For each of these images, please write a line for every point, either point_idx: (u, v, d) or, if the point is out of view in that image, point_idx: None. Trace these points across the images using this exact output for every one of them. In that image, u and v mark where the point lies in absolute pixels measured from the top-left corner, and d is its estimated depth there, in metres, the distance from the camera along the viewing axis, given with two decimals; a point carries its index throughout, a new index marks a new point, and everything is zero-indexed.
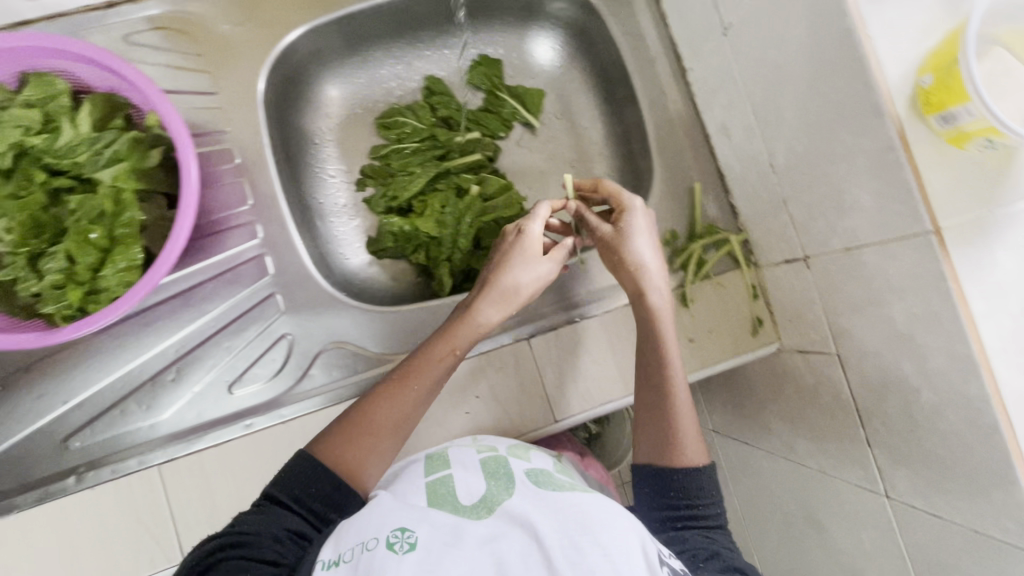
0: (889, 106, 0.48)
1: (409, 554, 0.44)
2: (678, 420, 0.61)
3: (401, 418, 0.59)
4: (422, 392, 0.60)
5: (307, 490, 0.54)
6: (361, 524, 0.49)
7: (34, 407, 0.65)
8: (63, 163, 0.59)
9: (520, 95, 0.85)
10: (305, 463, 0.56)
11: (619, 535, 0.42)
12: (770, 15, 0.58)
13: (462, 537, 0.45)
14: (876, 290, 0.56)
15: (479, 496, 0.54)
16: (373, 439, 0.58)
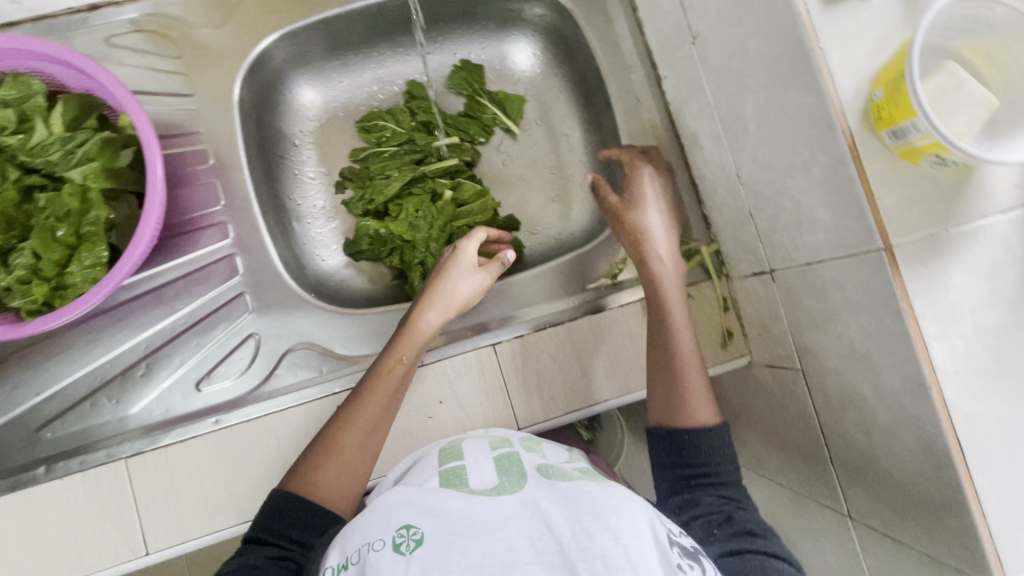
0: (840, 119, 0.47)
1: (417, 548, 0.42)
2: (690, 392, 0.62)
3: (368, 432, 0.61)
4: (384, 403, 0.62)
5: (287, 523, 0.54)
6: (362, 523, 0.47)
7: (8, 398, 0.68)
8: (34, 161, 0.60)
9: (501, 103, 0.86)
10: (282, 499, 0.55)
11: (629, 522, 0.42)
12: (732, 25, 0.57)
13: (470, 529, 0.44)
14: (835, 306, 0.55)
15: (496, 477, 0.52)
16: (342, 454, 0.59)
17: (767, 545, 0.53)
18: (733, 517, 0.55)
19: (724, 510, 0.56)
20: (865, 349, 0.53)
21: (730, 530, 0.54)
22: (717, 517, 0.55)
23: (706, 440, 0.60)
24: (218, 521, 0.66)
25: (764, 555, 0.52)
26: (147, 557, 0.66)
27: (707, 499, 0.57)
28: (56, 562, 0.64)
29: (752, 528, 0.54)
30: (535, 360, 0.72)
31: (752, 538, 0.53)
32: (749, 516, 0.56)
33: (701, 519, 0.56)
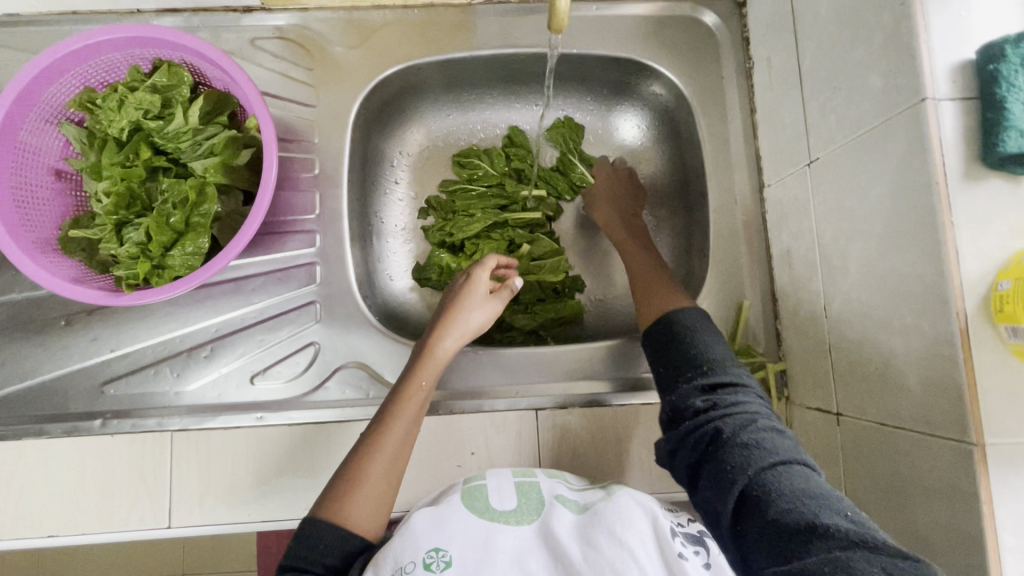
0: (956, 299, 0.46)
1: (449, 570, 0.46)
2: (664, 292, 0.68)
3: (396, 456, 0.58)
4: (408, 428, 0.61)
5: (313, 546, 0.52)
6: (393, 544, 0.49)
7: (85, 348, 0.72)
8: (169, 147, 0.66)
9: (592, 166, 0.85)
10: (312, 524, 0.53)
11: (630, 527, 0.49)
12: (857, 166, 0.56)
13: (491, 560, 0.47)
14: (904, 477, 0.53)
15: (515, 498, 0.55)
16: (371, 477, 0.56)
17: (766, 456, 0.51)
18: (721, 425, 0.54)
19: (712, 418, 0.55)
20: (928, 532, 0.50)
21: (722, 444, 0.53)
22: (705, 433, 0.55)
23: (692, 328, 0.62)
24: (238, 514, 0.68)
25: (764, 470, 0.50)
26: (168, 531, 0.68)
27: (697, 402, 0.57)
28: (89, 514, 0.68)
29: (745, 434, 0.53)
30: (574, 433, 0.73)
31: (746, 446, 0.52)
32: (741, 414, 0.55)
33: (693, 432, 0.55)
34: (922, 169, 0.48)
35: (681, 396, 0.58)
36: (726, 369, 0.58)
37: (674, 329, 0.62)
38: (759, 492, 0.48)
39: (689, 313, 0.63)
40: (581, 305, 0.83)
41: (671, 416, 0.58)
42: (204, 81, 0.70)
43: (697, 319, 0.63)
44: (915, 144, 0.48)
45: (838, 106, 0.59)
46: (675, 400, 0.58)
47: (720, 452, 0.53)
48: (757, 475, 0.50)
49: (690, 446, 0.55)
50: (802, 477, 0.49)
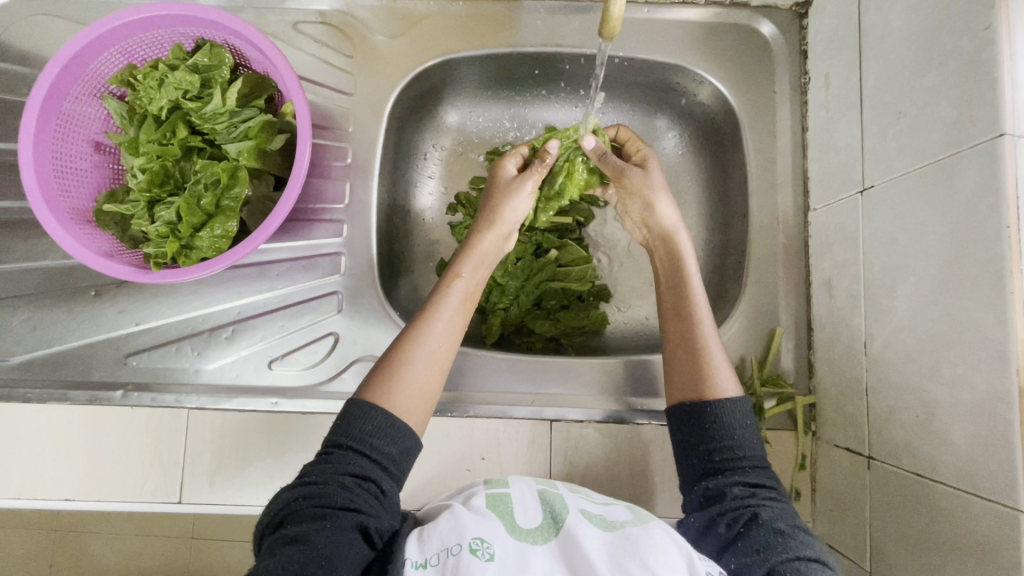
0: (1019, 355, 0.43)
1: (491, 564, 0.46)
2: (712, 362, 0.57)
3: (437, 348, 0.58)
4: (450, 315, 0.61)
5: (364, 430, 0.53)
6: (439, 526, 0.50)
7: (112, 319, 0.73)
8: (205, 128, 0.66)
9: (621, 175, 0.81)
10: (358, 409, 0.54)
11: (665, 560, 0.46)
12: (917, 199, 0.52)
13: (528, 567, 0.47)
14: (937, 534, 0.50)
15: (542, 514, 0.53)
16: (414, 370, 0.57)
17: (798, 548, 0.48)
18: (759, 514, 0.50)
19: (749, 506, 0.51)
20: None
21: (758, 532, 0.49)
22: (738, 518, 0.50)
23: (735, 417, 0.55)
24: (248, 496, 0.69)
25: (797, 562, 0.47)
26: (178, 506, 0.69)
27: (733, 489, 0.52)
28: (104, 482, 0.69)
29: (781, 527, 0.49)
30: (587, 448, 0.71)
31: (781, 539, 0.48)
32: (777, 511, 0.51)
33: (726, 516, 0.51)
34: (992, 209, 0.45)
35: (716, 483, 0.53)
36: (759, 467, 0.54)
37: (716, 417, 0.55)
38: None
39: (735, 407, 0.55)
40: (605, 315, 0.81)
41: (701, 499, 0.54)
42: (244, 62, 0.70)
43: (743, 415, 0.55)
44: (987, 183, 0.45)
45: (901, 133, 0.55)
46: (708, 486, 0.54)
47: (753, 538, 0.49)
48: (791, 565, 0.46)
49: (719, 529, 0.51)
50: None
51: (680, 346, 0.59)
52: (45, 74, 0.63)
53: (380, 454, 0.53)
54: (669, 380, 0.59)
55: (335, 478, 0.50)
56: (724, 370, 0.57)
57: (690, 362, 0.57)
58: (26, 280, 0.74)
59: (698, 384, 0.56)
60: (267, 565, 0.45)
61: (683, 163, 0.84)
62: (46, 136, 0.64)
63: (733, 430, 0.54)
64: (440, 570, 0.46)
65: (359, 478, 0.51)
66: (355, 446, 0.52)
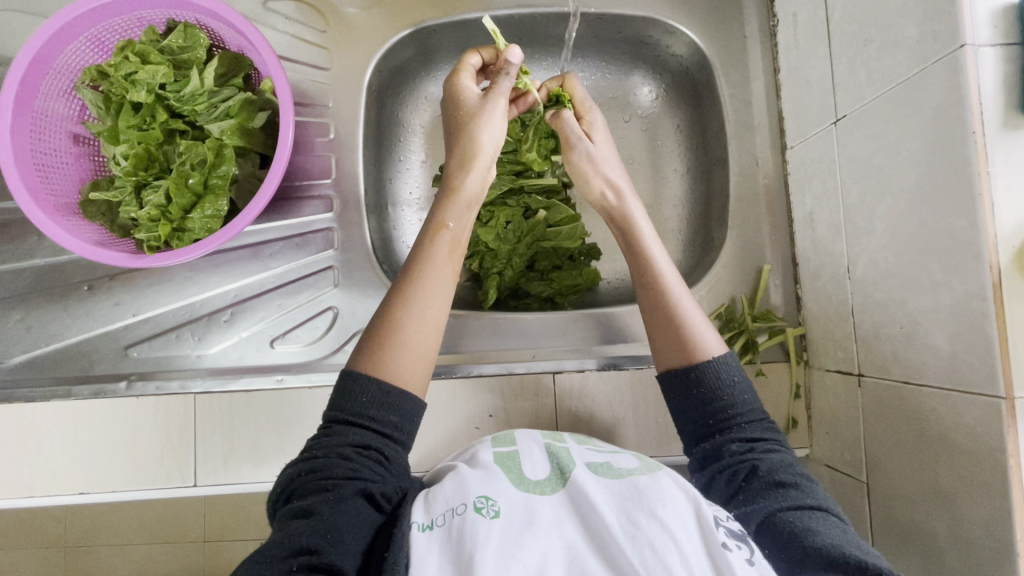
0: (990, 253, 0.45)
1: (495, 521, 0.44)
2: (687, 317, 0.57)
3: (429, 308, 0.54)
4: (440, 290, 0.55)
5: (361, 404, 0.50)
6: (445, 488, 0.49)
7: (107, 312, 0.73)
8: (185, 109, 0.66)
9: None
10: (351, 380, 0.51)
11: (671, 507, 0.44)
12: (887, 122, 0.55)
13: (535, 518, 0.46)
14: (929, 437, 0.52)
15: (549, 467, 0.53)
16: (412, 335, 0.52)
17: (799, 498, 0.48)
18: (758, 467, 0.50)
19: (748, 460, 0.51)
20: (949, 487, 0.51)
21: (758, 485, 0.50)
22: (738, 472, 0.51)
23: (728, 378, 0.54)
24: (263, 472, 0.70)
25: (798, 511, 0.47)
26: (194, 489, 0.70)
27: (731, 446, 0.52)
28: (119, 472, 0.70)
29: (780, 478, 0.50)
30: (590, 397, 0.73)
31: (781, 491, 0.49)
32: (776, 462, 0.51)
33: (725, 472, 0.51)
34: (958, 120, 0.47)
35: (713, 442, 0.53)
36: (759, 420, 0.54)
37: (700, 382, 0.54)
38: (793, 526, 0.46)
39: (721, 365, 0.55)
40: (597, 271, 0.82)
41: (700, 460, 0.54)
42: (218, 42, 0.69)
43: (733, 370, 0.55)
44: (951, 95, 0.47)
45: (869, 59, 0.57)
46: (706, 447, 0.53)
47: (753, 491, 0.50)
48: (792, 513, 0.47)
49: (721, 484, 0.51)
50: (838, 528, 0.46)
51: (658, 319, 0.57)
52: (16, 67, 0.62)
53: (380, 424, 0.50)
54: (654, 348, 0.58)
55: (335, 452, 0.49)
56: (702, 328, 0.56)
57: (666, 321, 0.57)
58: (17, 280, 0.74)
59: (684, 347, 0.56)
60: (275, 538, 0.45)
61: (661, 115, 0.85)
62: (23, 131, 0.63)
63: (725, 390, 0.54)
64: (447, 530, 0.44)
65: (360, 448, 0.49)
66: (350, 418, 0.50)
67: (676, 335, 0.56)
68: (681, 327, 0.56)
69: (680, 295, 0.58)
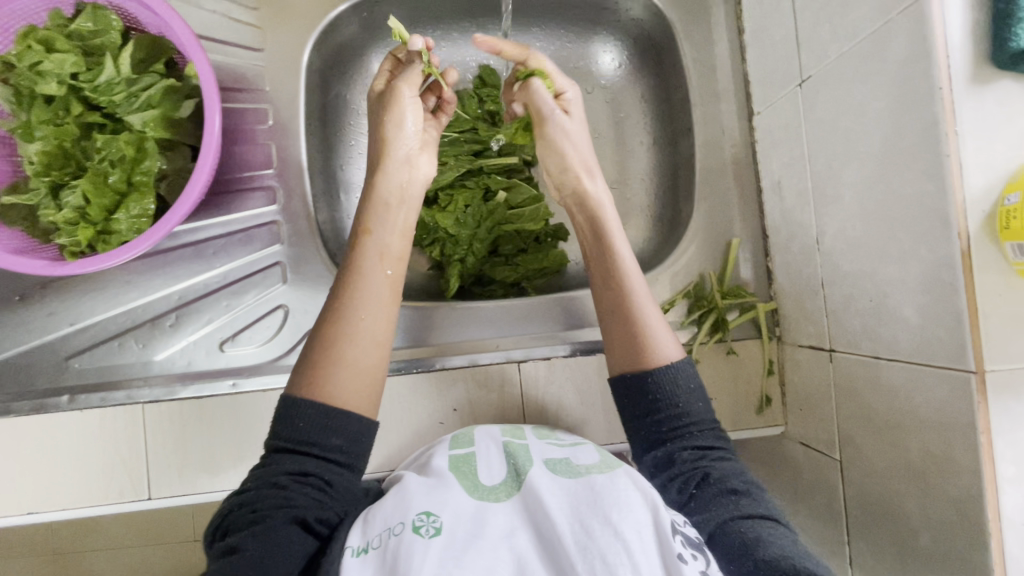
0: (959, 219, 0.42)
1: (436, 539, 0.41)
2: (645, 318, 0.54)
3: (365, 326, 0.51)
4: (376, 304, 0.52)
5: (299, 429, 0.48)
6: (384, 506, 0.46)
7: (43, 323, 0.69)
8: (101, 100, 0.61)
9: None
10: (289, 406, 0.48)
11: (626, 513, 0.42)
12: (851, 81, 0.51)
13: (484, 529, 0.43)
14: (900, 414, 0.50)
15: (506, 469, 0.51)
16: (350, 356, 0.50)
17: (751, 508, 0.46)
18: (710, 474, 0.49)
19: (699, 468, 0.49)
20: (921, 465, 0.49)
21: (710, 493, 0.48)
22: (689, 480, 0.49)
23: (685, 385, 0.52)
24: (221, 481, 0.67)
25: (749, 520, 0.45)
26: (149, 502, 0.66)
27: (683, 453, 0.50)
28: (66, 490, 0.66)
29: (733, 486, 0.48)
30: (558, 386, 0.70)
31: (733, 498, 0.47)
32: (727, 470, 0.49)
33: (677, 480, 0.49)
34: (924, 76, 0.43)
35: (663, 447, 0.51)
36: (710, 428, 0.52)
37: (657, 388, 0.52)
38: (746, 537, 0.44)
39: (677, 371, 0.52)
40: (564, 254, 0.78)
41: (650, 468, 0.52)
42: (134, 24, 0.63)
43: (690, 378, 0.52)
44: (917, 48, 0.44)
45: (832, 14, 0.53)
46: (657, 454, 0.51)
47: (705, 499, 0.48)
48: (744, 523, 0.45)
49: (672, 493, 0.49)
50: (789, 537, 0.44)
51: (615, 322, 0.55)
52: None
53: (321, 448, 0.47)
54: (610, 352, 0.55)
55: (270, 481, 0.46)
56: (660, 330, 0.54)
57: (624, 324, 0.54)
58: None
59: (638, 352, 0.53)
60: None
61: (623, 85, 0.81)
62: None
63: (680, 396, 0.51)
64: (381, 554, 0.42)
65: (296, 475, 0.47)
66: (287, 444, 0.47)
67: (633, 339, 0.54)
68: (638, 331, 0.53)
69: (639, 296, 0.55)
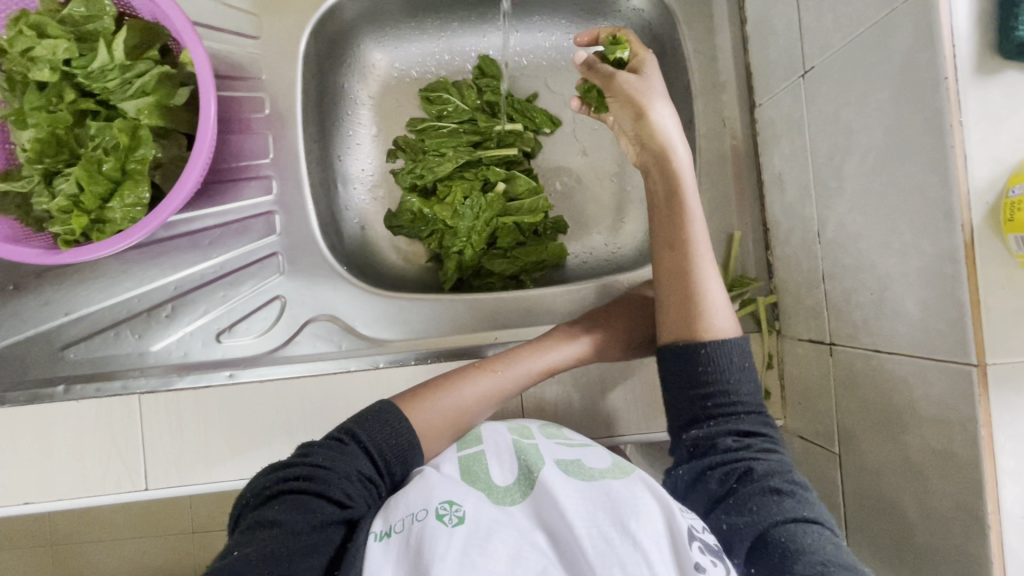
0: (962, 211, 0.42)
1: (459, 528, 0.42)
2: (707, 293, 0.56)
3: (448, 412, 0.59)
4: (459, 404, 0.59)
5: (384, 443, 0.54)
6: (407, 495, 0.47)
7: (37, 312, 0.69)
8: (94, 87, 0.60)
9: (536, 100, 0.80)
10: (389, 418, 0.56)
11: (645, 521, 0.42)
12: (854, 71, 0.50)
13: (505, 522, 0.44)
14: (899, 407, 0.50)
15: (517, 469, 0.52)
16: (423, 422, 0.57)
17: (794, 509, 0.47)
18: (753, 469, 0.50)
19: (742, 461, 0.51)
20: (920, 460, 0.49)
21: (751, 491, 0.49)
22: (731, 473, 0.50)
23: (736, 360, 0.54)
24: (217, 472, 0.66)
25: (791, 525, 0.46)
26: (145, 493, 0.66)
27: (726, 441, 0.52)
28: (61, 481, 0.65)
29: (776, 485, 0.49)
30: (557, 380, 0.70)
31: (775, 498, 0.48)
32: (771, 467, 0.51)
33: (718, 471, 0.51)
34: (928, 65, 0.43)
35: (711, 429, 0.53)
36: (753, 411, 0.54)
37: (709, 359, 0.54)
38: (786, 546, 0.45)
39: (730, 345, 0.55)
40: (564, 247, 0.78)
41: (689, 450, 0.54)
42: (128, 10, 0.62)
43: (744, 353, 0.55)
44: (921, 37, 0.43)
45: (836, 3, 0.52)
46: (697, 436, 0.53)
47: (744, 496, 0.49)
48: (786, 529, 0.46)
49: (710, 484, 0.51)
50: (830, 546, 0.45)
51: (673, 288, 0.57)
52: None
53: (388, 469, 0.54)
54: (663, 316, 0.58)
55: (343, 471, 0.50)
56: (719, 306, 0.56)
57: (682, 296, 0.57)
58: None
59: (693, 321, 0.56)
60: (239, 551, 0.44)
61: None
62: None
63: (729, 374, 0.54)
64: (404, 537, 0.43)
65: (364, 476, 0.52)
66: (368, 448, 0.53)
67: (688, 312, 0.56)
68: (696, 305, 0.56)
69: (703, 271, 0.57)
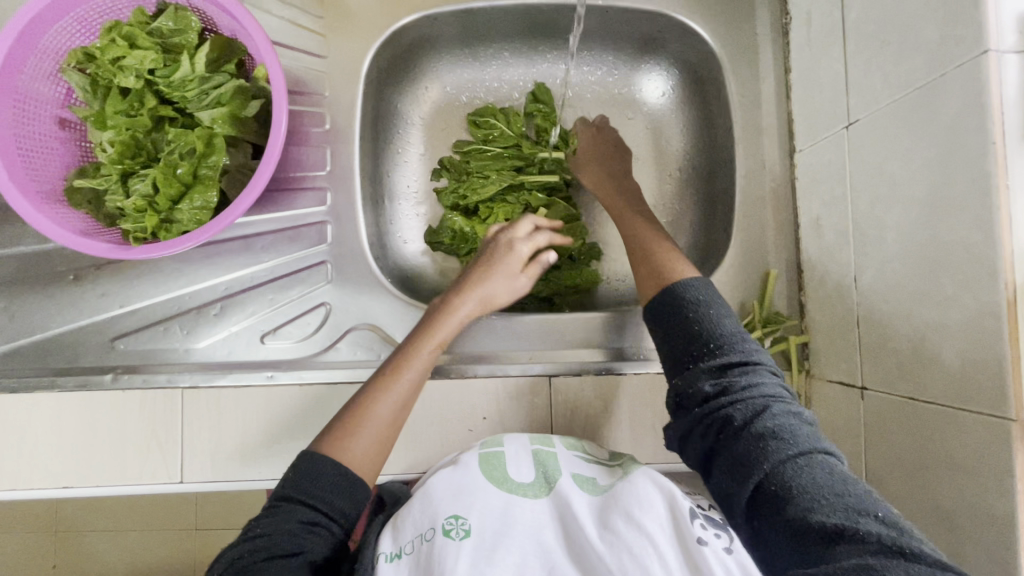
0: (1006, 269, 0.44)
1: (466, 540, 0.44)
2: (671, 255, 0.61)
3: (399, 404, 0.59)
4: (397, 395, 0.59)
5: (318, 485, 0.52)
6: (411, 512, 0.49)
7: (93, 303, 0.72)
8: (174, 96, 0.64)
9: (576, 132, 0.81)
10: (311, 463, 0.53)
11: (648, 510, 0.45)
12: (901, 127, 0.53)
13: (512, 526, 0.46)
14: (932, 455, 0.51)
15: (535, 474, 0.53)
16: (368, 425, 0.57)
17: (782, 449, 0.47)
18: (733, 417, 0.49)
19: (722, 409, 0.50)
20: (952, 508, 0.49)
21: (735, 437, 0.49)
22: (714, 423, 0.50)
23: (709, 311, 0.54)
24: (250, 470, 0.68)
25: (783, 469, 0.46)
26: (179, 485, 0.68)
27: (704, 386, 0.51)
28: (100, 467, 0.67)
29: (760, 429, 0.48)
30: (587, 403, 0.72)
31: (761, 444, 0.47)
32: (751, 406, 0.49)
33: (702, 422, 0.51)
34: (977, 129, 0.45)
35: (687, 379, 0.52)
36: (743, 362, 0.52)
37: (697, 321, 0.54)
38: (777, 491, 0.45)
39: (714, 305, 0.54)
40: (597, 273, 0.80)
41: (676, 400, 0.53)
42: (210, 26, 0.66)
43: (703, 291, 0.55)
44: (972, 101, 0.46)
45: (886, 62, 0.55)
46: (679, 388, 0.53)
47: (732, 445, 0.49)
48: (775, 478, 0.46)
49: (698, 435, 0.51)
50: (826, 481, 0.45)
51: (637, 256, 0.63)
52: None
53: (331, 507, 0.52)
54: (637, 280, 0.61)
55: (282, 529, 0.49)
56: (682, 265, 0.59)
57: (644, 262, 0.61)
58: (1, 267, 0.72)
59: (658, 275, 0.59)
60: None
61: (666, 114, 0.83)
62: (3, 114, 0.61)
63: (713, 331, 0.53)
64: (414, 558, 0.45)
65: (308, 524, 0.50)
66: (302, 498, 0.52)
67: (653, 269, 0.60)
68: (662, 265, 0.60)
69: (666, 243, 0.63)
